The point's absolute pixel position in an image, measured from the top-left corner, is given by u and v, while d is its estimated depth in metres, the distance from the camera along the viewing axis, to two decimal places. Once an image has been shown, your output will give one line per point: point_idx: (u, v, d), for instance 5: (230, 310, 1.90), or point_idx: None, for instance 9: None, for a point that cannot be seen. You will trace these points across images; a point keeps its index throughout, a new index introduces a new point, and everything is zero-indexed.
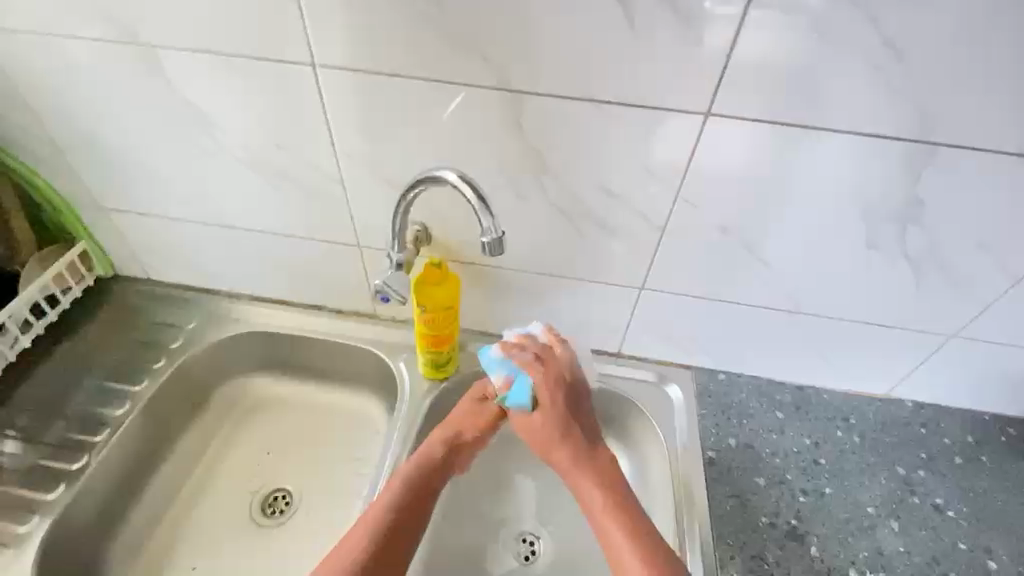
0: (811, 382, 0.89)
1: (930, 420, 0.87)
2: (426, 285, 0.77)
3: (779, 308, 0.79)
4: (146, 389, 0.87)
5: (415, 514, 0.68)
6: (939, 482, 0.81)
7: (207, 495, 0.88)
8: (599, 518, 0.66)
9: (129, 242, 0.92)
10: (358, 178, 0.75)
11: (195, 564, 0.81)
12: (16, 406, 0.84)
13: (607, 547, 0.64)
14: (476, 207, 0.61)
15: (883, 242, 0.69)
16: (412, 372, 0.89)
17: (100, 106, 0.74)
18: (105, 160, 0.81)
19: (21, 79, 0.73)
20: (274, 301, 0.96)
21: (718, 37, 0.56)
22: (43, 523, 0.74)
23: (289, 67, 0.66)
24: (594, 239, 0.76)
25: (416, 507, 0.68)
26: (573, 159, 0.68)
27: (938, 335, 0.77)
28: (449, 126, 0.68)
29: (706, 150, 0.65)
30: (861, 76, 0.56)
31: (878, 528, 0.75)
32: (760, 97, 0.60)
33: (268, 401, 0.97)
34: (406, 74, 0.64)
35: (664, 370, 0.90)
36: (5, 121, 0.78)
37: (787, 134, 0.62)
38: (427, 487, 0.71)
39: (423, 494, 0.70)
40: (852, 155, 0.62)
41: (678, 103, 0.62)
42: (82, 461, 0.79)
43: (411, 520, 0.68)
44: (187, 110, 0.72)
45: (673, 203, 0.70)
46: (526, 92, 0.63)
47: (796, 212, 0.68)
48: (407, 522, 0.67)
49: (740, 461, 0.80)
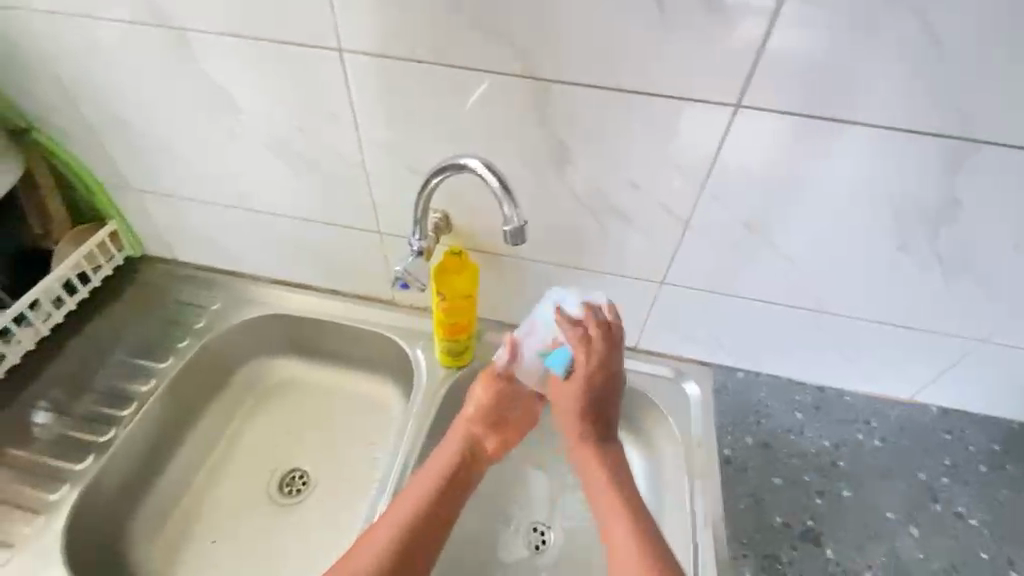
0: (832, 383, 0.87)
1: (956, 427, 0.85)
2: (445, 273, 0.78)
3: (804, 307, 0.77)
4: (172, 366, 0.89)
5: (429, 526, 0.68)
6: (962, 489, 0.79)
7: (228, 471, 0.90)
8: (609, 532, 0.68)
9: (156, 222, 0.94)
10: (381, 164, 0.75)
11: (214, 538, 0.84)
12: (48, 378, 0.87)
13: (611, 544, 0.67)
14: (499, 195, 0.61)
15: (915, 242, 0.67)
16: (430, 359, 0.90)
17: (132, 88, 0.76)
18: (135, 141, 0.82)
19: (57, 59, 0.75)
20: (295, 285, 0.97)
21: (750, 27, 0.55)
22: (72, 492, 0.76)
23: (316, 52, 0.66)
24: (615, 232, 0.75)
25: (431, 517, 0.69)
26: (597, 148, 0.67)
27: (967, 339, 0.75)
28: (473, 113, 0.67)
29: (733, 144, 0.64)
30: (900, 67, 0.54)
31: (896, 534, 0.74)
32: (794, 91, 0.58)
33: (288, 382, 0.99)
34: (432, 61, 0.64)
35: (682, 366, 0.89)
36: (40, 101, 0.80)
37: (819, 128, 0.60)
38: (439, 497, 0.70)
39: (438, 502, 0.70)
40: (886, 152, 0.60)
41: (707, 94, 0.60)
42: (110, 434, 0.82)
43: (426, 533, 0.68)
44: (215, 94, 0.73)
45: (698, 197, 0.69)
46: (552, 81, 0.62)
47: (825, 209, 0.67)
48: (422, 533, 0.67)
49: (757, 461, 0.79)
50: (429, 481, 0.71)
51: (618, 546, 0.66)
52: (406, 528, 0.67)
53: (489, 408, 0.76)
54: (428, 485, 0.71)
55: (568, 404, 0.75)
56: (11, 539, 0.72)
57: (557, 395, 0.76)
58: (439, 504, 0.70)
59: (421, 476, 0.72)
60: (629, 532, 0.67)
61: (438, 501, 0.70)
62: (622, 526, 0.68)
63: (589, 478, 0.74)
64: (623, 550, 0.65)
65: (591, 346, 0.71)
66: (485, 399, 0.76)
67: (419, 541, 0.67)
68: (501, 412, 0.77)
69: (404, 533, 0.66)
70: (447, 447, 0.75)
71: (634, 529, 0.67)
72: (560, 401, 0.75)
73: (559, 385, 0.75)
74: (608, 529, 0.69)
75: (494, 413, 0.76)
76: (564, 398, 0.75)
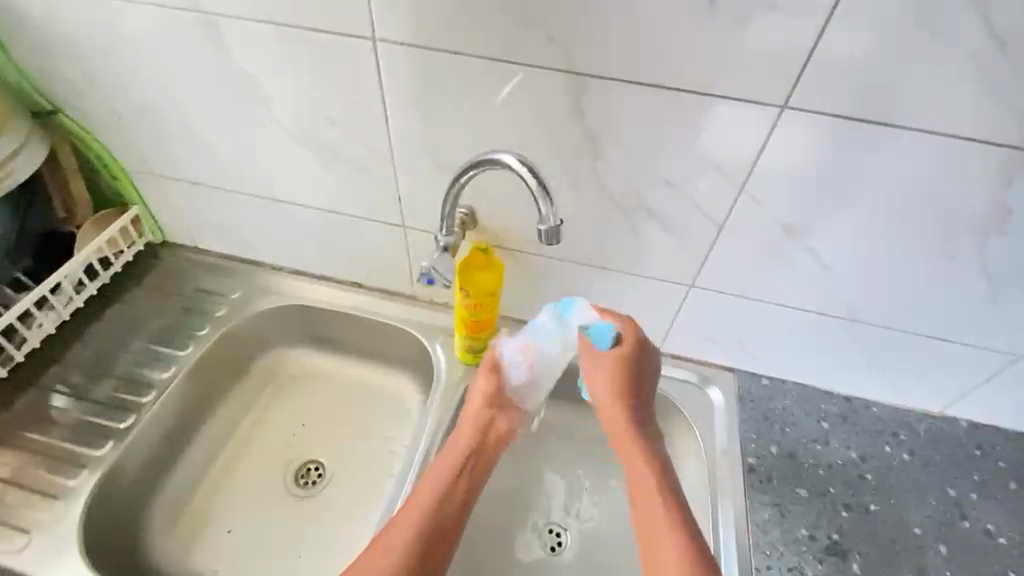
0: (859, 393, 0.85)
1: (987, 442, 0.82)
2: (471, 270, 0.76)
3: (837, 315, 0.75)
4: (191, 354, 0.89)
5: (442, 527, 0.65)
6: (992, 507, 0.77)
7: (244, 461, 0.90)
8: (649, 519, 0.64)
9: (178, 208, 0.93)
10: (408, 157, 0.74)
11: (230, 527, 0.83)
12: (68, 362, 0.87)
13: (650, 528, 0.63)
14: (536, 193, 0.60)
15: (960, 253, 0.65)
16: (449, 355, 0.89)
17: (160, 73, 0.75)
18: (161, 126, 0.81)
19: (86, 41, 0.74)
20: (315, 276, 0.96)
21: (800, 24, 0.53)
22: (92, 478, 0.76)
23: (350, 40, 0.65)
24: (647, 233, 0.73)
25: (444, 520, 0.65)
26: (632, 147, 0.65)
27: (1005, 354, 0.73)
28: (507, 107, 0.66)
29: (774, 146, 0.62)
30: (957, 71, 0.53)
31: (924, 551, 0.73)
32: (843, 92, 0.56)
33: (305, 374, 0.98)
34: (467, 53, 0.62)
35: (705, 370, 0.88)
36: (67, 83, 0.80)
37: (867, 132, 0.58)
38: (451, 498, 0.67)
39: (450, 505, 0.67)
40: (936, 158, 0.58)
41: (751, 94, 0.59)
42: (129, 420, 0.82)
43: (441, 533, 0.64)
44: (243, 81, 0.72)
45: (734, 200, 0.67)
46: (592, 76, 0.61)
47: (866, 215, 0.65)
48: (438, 529, 0.64)
49: (781, 470, 0.78)
50: (441, 483, 0.68)
51: (659, 530, 0.62)
52: (423, 533, 0.63)
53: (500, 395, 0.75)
54: (441, 485, 0.68)
55: (608, 377, 0.72)
56: (30, 523, 0.72)
57: (601, 367, 0.73)
58: (451, 505, 0.67)
59: (432, 476, 0.69)
60: (670, 525, 0.62)
61: (450, 502, 0.67)
62: (658, 509, 0.64)
63: (625, 452, 0.70)
64: (661, 546, 0.60)
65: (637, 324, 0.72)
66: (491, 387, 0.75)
67: (435, 543, 0.63)
68: (508, 396, 0.77)
69: (419, 538, 0.63)
70: (456, 439, 0.73)
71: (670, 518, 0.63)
72: (600, 373, 0.73)
73: (598, 361, 0.73)
74: (643, 509, 0.65)
75: (502, 400, 0.76)
76: (608, 370, 0.72)
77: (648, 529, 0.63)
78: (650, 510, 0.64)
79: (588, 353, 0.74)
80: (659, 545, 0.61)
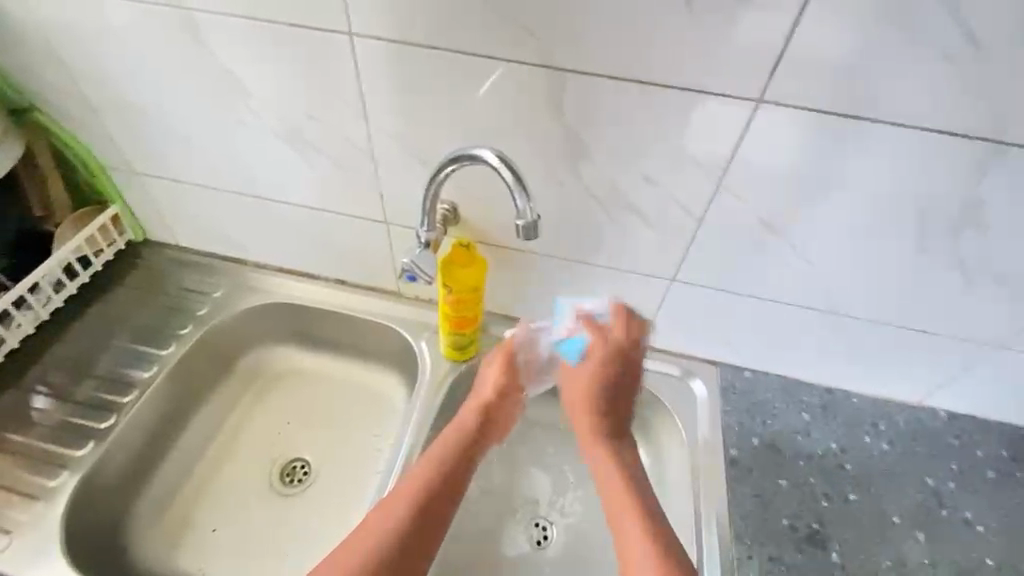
0: (840, 385, 0.86)
1: (964, 432, 0.84)
2: (453, 266, 0.76)
3: (816, 307, 0.76)
4: (173, 353, 0.88)
5: (437, 505, 0.64)
6: (970, 495, 0.78)
7: (230, 459, 0.90)
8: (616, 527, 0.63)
9: (159, 207, 0.92)
10: (389, 154, 0.74)
11: (215, 526, 0.83)
12: (48, 363, 0.86)
13: (621, 536, 0.62)
14: (513, 187, 0.60)
15: (937, 245, 0.66)
16: (434, 352, 0.89)
17: (136, 70, 0.74)
18: (139, 124, 0.81)
19: (60, 38, 0.73)
20: (299, 274, 0.96)
21: (774, 21, 0.54)
22: (73, 478, 0.76)
23: (327, 35, 0.64)
24: (628, 228, 0.73)
25: (439, 497, 0.65)
26: (612, 143, 0.66)
27: (981, 345, 0.74)
28: (486, 103, 0.66)
29: (751, 141, 0.62)
30: (929, 65, 0.53)
31: (902, 539, 0.74)
32: (819, 86, 0.57)
33: (290, 372, 0.98)
34: (446, 48, 0.62)
35: (689, 364, 0.88)
36: (42, 80, 0.79)
37: (841, 127, 0.59)
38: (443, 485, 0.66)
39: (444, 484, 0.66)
40: (910, 151, 0.59)
41: (728, 88, 0.59)
42: (111, 420, 0.81)
43: (435, 507, 0.64)
44: (221, 78, 0.72)
45: (713, 194, 0.68)
46: (570, 71, 0.61)
47: (843, 209, 0.65)
48: (428, 516, 0.63)
49: (763, 462, 0.79)
50: (432, 469, 0.67)
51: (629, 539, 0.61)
52: (414, 508, 0.63)
53: (506, 387, 0.75)
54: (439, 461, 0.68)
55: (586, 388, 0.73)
56: (10, 524, 0.72)
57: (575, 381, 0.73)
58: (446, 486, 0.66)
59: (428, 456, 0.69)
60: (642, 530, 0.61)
61: (446, 482, 0.66)
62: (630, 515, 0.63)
63: (597, 461, 0.70)
64: (634, 553, 0.60)
65: (609, 339, 0.72)
66: (499, 377, 0.75)
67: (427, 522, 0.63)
68: (517, 389, 0.77)
69: (411, 513, 0.63)
70: (456, 425, 0.73)
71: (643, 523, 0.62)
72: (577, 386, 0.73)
73: (572, 370, 0.74)
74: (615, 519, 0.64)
75: (507, 393, 0.75)
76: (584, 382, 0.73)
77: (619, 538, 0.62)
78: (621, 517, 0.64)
79: (566, 369, 0.75)
80: (629, 555, 0.60)
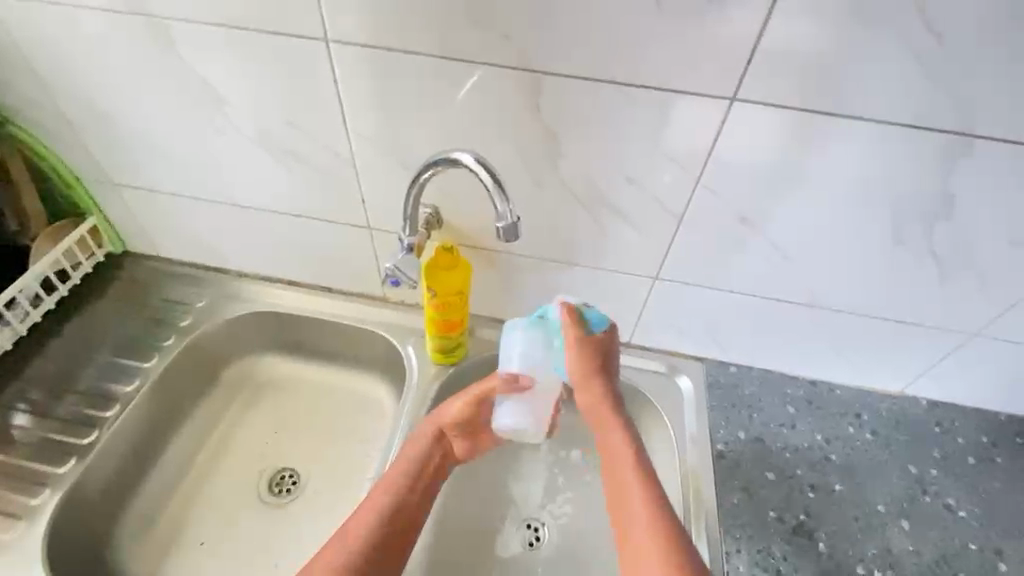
0: (824, 377, 0.87)
1: (944, 419, 0.85)
2: (436, 269, 0.76)
3: (797, 301, 0.77)
4: (156, 365, 0.87)
5: (395, 528, 0.67)
6: (952, 481, 0.79)
7: (218, 470, 0.89)
8: (625, 504, 0.65)
9: (138, 218, 0.91)
10: (370, 160, 0.74)
11: (203, 539, 0.82)
12: (27, 380, 0.85)
13: (630, 527, 0.63)
14: (492, 191, 0.60)
15: (910, 236, 0.67)
16: (421, 356, 0.88)
17: (110, 80, 0.73)
18: (115, 133, 0.79)
19: (29, 49, 0.72)
20: (283, 282, 0.95)
21: (746, 21, 0.54)
22: (54, 496, 0.74)
23: (304, 42, 0.64)
24: (609, 227, 0.74)
25: (403, 514, 0.69)
26: (590, 144, 0.66)
27: (958, 334, 0.76)
28: (464, 106, 0.66)
29: (727, 140, 0.63)
30: (899, 60, 0.54)
31: (888, 527, 0.75)
32: (792, 82, 0.57)
33: (276, 381, 0.97)
34: (422, 51, 0.62)
35: (675, 361, 0.89)
36: (13, 92, 0.77)
37: (812, 124, 0.60)
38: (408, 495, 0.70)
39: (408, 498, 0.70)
40: (882, 146, 0.60)
41: (703, 87, 0.60)
42: (93, 436, 0.80)
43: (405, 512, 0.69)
44: (197, 87, 0.71)
45: (693, 191, 0.68)
46: (547, 73, 0.61)
47: (818, 203, 0.66)
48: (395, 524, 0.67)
49: (750, 455, 0.79)
50: (397, 481, 0.71)
51: (638, 538, 0.61)
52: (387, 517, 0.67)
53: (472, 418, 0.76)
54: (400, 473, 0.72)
55: (586, 375, 0.72)
56: None
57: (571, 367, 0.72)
58: (396, 525, 0.68)
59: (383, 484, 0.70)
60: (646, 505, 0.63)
61: (399, 510, 0.69)
62: (641, 506, 0.63)
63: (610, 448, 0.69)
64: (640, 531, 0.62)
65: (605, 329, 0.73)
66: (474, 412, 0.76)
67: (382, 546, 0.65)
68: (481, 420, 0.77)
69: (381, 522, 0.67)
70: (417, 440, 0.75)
71: (654, 518, 0.62)
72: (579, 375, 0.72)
73: (580, 351, 0.71)
74: (625, 506, 0.65)
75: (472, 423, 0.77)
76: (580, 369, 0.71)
77: (628, 532, 0.63)
78: (631, 511, 0.63)
79: (577, 343, 0.71)
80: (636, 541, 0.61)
